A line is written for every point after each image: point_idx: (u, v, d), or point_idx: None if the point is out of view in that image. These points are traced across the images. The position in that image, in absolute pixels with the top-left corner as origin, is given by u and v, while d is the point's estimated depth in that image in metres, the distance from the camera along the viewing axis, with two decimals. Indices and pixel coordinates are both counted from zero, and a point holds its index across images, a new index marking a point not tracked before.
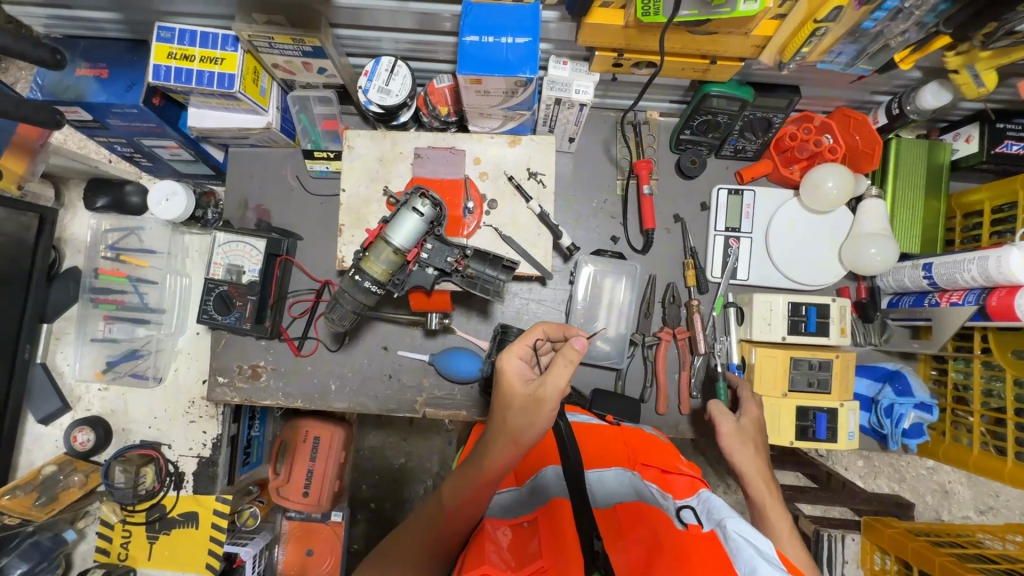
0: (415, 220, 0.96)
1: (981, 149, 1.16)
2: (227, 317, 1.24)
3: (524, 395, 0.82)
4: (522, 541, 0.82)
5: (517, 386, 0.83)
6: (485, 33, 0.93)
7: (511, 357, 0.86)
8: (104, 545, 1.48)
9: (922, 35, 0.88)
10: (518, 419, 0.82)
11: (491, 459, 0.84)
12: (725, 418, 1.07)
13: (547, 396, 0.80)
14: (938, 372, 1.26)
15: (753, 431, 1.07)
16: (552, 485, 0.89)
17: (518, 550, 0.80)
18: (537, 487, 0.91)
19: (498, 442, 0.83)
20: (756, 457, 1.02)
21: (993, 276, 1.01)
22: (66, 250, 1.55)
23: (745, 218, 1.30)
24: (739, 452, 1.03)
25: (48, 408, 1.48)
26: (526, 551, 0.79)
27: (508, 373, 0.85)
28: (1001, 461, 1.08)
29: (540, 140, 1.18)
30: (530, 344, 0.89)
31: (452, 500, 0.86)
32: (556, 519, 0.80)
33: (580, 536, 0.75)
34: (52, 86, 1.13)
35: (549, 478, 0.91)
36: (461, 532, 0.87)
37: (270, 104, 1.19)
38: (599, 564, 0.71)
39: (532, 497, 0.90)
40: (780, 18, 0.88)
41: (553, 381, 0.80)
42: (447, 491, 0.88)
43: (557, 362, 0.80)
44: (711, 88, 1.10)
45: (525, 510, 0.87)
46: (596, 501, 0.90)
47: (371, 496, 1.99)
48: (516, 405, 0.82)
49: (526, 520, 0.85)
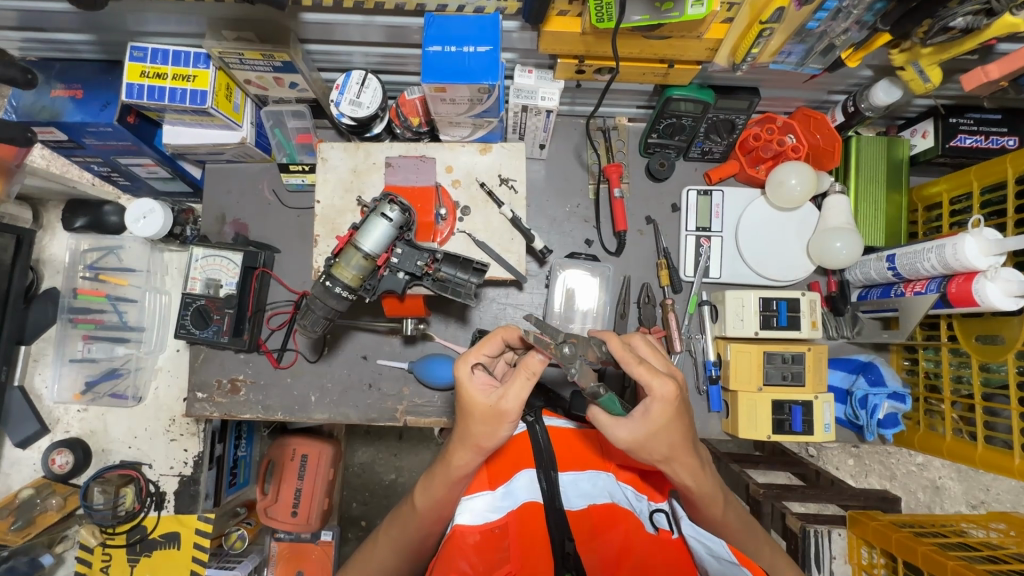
0: (384, 226, 0.98)
1: (937, 143, 1.20)
2: (204, 331, 1.24)
3: (486, 406, 0.82)
4: (490, 549, 0.83)
5: (478, 397, 0.82)
6: (448, 44, 0.96)
7: (467, 367, 0.85)
8: (83, 569, 1.46)
9: (864, 33, 0.92)
10: (481, 428, 0.83)
11: (457, 459, 0.86)
12: (624, 429, 0.82)
13: (508, 408, 0.81)
14: (910, 362, 1.28)
15: (665, 424, 0.81)
16: (526, 491, 0.89)
17: (488, 553, 0.82)
18: (512, 493, 0.90)
19: (462, 445, 0.85)
20: (679, 453, 0.85)
21: (951, 264, 1.04)
22: (45, 271, 1.55)
23: (715, 218, 1.33)
24: (656, 455, 0.84)
25: (26, 432, 1.46)
26: (496, 555, 0.82)
27: (466, 383, 0.85)
28: (973, 446, 1.10)
29: (510, 148, 1.21)
30: (489, 350, 0.89)
31: (427, 501, 0.91)
32: (528, 525, 0.84)
33: (553, 538, 0.82)
34: (27, 107, 1.15)
35: (523, 483, 0.91)
36: (434, 527, 0.94)
37: (244, 119, 1.22)
38: (570, 566, 0.78)
39: (507, 502, 0.88)
40: (729, 22, 0.93)
41: (515, 394, 0.81)
42: (420, 494, 0.92)
43: (518, 375, 0.80)
44: (672, 92, 1.14)
45: (498, 514, 0.87)
46: (570, 503, 0.90)
47: (361, 514, 1.96)
48: (477, 415, 0.82)
49: (498, 526, 0.85)
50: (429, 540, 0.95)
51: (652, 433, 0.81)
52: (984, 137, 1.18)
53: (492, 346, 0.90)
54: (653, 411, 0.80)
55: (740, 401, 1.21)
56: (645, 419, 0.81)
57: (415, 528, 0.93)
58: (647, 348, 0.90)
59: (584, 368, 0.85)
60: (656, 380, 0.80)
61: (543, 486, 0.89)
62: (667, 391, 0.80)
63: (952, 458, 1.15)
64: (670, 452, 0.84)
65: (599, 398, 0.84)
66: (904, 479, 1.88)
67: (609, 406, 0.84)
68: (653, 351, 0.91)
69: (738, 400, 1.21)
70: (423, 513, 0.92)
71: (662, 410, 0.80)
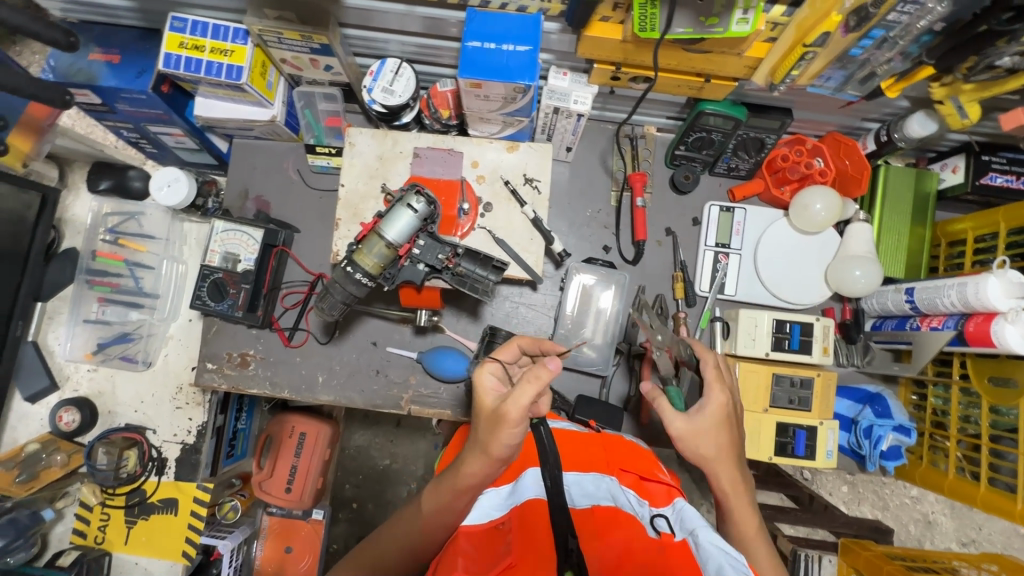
0: (410, 217, 0.98)
1: (967, 179, 1.19)
2: (219, 304, 1.26)
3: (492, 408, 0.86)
4: (492, 543, 0.81)
5: (489, 401, 0.88)
6: (487, 40, 0.96)
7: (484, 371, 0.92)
8: (81, 527, 1.48)
9: (907, 64, 0.91)
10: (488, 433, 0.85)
11: (468, 465, 0.88)
12: (679, 420, 0.91)
13: (510, 412, 0.82)
14: (918, 397, 1.27)
15: (716, 424, 0.92)
16: (533, 488, 0.87)
17: (490, 550, 0.79)
18: (519, 491, 0.88)
19: (474, 454, 0.87)
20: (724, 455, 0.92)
21: (971, 302, 1.03)
22: (66, 231, 1.57)
23: (736, 235, 1.32)
24: (701, 452, 0.91)
25: (36, 386, 1.49)
26: (498, 551, 0.79)
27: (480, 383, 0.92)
28: (976, 486, 1.10)
29: (537, 149, 1.21)
30: (505, 358, 0.95)
31: (434, 503, 0.92)
32: (531, 523, 0.81)
33: (556, 535, 0.76)
34: (64, 68, 1.16)
35: (530, 481, 0.89)
36: (437, 538, 0.92)
37: (276, 98, 1.22)
38: (573, 562, 0.73)
39: (512, 500, 0.88)
40: (772, 41, 0.92)
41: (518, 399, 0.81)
42: (427, 497, 0.94)
43: (524, 382, 0.82)
44: (705, 106, 1.14)
45: (501, 511, 0.87)
46: (574, 501, 0.89)
47: (353, 496, 1.99)
48: (484, 419, 0.87)
49: (504, 521, 0.85)
50: (431, 549, 0.94)
51: (705, 428, 0.91)
52: (1015, 177, 1.17)
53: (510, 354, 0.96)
54: (708, 411, 0.92)
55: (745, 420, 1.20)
56: (703, 414, 0.92)
57: (419, 528, 0.92)
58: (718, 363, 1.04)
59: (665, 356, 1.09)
60: (716, 389, 0.94)
61: (547, 484, 0.85)
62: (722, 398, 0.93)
63: (953, 496, 1.15)
64: (717, 453, 0.92)
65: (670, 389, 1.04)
66: (896, 511, 1.88)
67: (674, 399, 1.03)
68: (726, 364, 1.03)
69: (744, 419, 1.20)
70: (428, 517, 0.92)
71: (716, 412, 0.92)
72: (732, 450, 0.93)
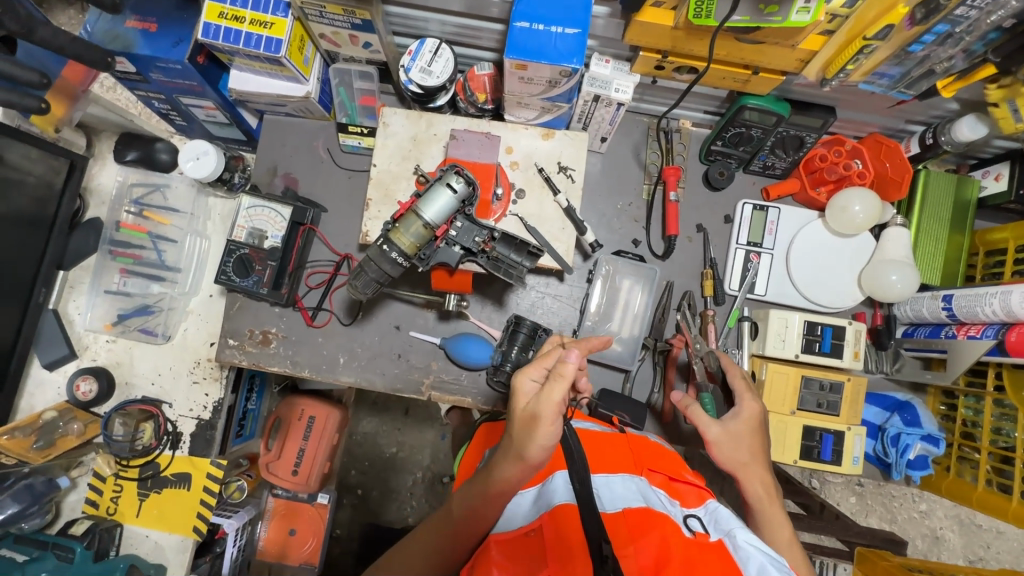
0: (448, 197, 0.97)
1: (1010, 188, 1.17)
2: (244, 280, 1.25)
3: (526, 408, 0.83)
4: (523, 555, 0.75)
5: (523, 403, 0.84)
6: (536, 21, 0.95)
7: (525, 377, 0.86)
8: (94, 498, 1.47)
9: (967, 63, 0.89)
10: (521, 435, 0.82)
11: (502, 471, 0.83)
12: (715, 427, 0.95)
13: (541, 410, 0.80)
14: (947, 407, 1.25)
15: (749, 431, 0.97)
16: (563, 492, 0.81)
17: (523, 562, 0.75)
18: (549, 495, 0.83)
19: (507, 458, 0.83)
20: (757, 461, 0.95)
21: (1015, 311, 1.02)
22: (91, 200, 1.57)
23: (768, 235, 1.30)
24: (735, 460, 0.94)
25: (54, 354, 1.48)
26: (531, 563, 0.74)
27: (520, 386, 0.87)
28: (1007, 500, 1.09)
29: (573, 137, 1.19)
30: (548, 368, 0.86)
31: (463, 508, 0.88)
32: (564, 528, 0.75)
33: (589, 542, 0.71)
34: (101, 34, 1.15)
35: (559, 485, 0.83)
36: (469, 543, 0.89)
37: (312, 74, 1.21)
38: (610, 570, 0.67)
39: (543, 506, 0.82)
40: (828, 34, 0.90)
41: (549, 396, 0.80)
42: (456, 501, 0.90)
43: (552, 379, 0.81)
44: (747, 100, 1.12)
45: (532, 518, 0.81)
46: (603, 506, 0.81)
47: (359, 482, 1.98)
48: (518, 421, 0.84)
49: (532, 529, 0.79)
50: (461, 555, 0.90)
51: (739, 434, 0.96)
52: None
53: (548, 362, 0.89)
54: (742, 417, 0.98)
55: (771, 421, 1.18)
56: (738, 420, 0.97)
57: (448, 529, 0.90)
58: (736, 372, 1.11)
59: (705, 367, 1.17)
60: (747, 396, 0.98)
61: (576, 487, 0.80)
62: (753, 407, 0.99)
63: (981, 509, 1.13)
64: (749, 459, 0.95)
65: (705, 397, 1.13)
66: (904, 524, 1.86)
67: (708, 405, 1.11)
68: None
69: (770, 421, 1.18)
70: (459, 520, 0.88)
71: (749, 418, 0.98)
72: (762, 457, 0.96)
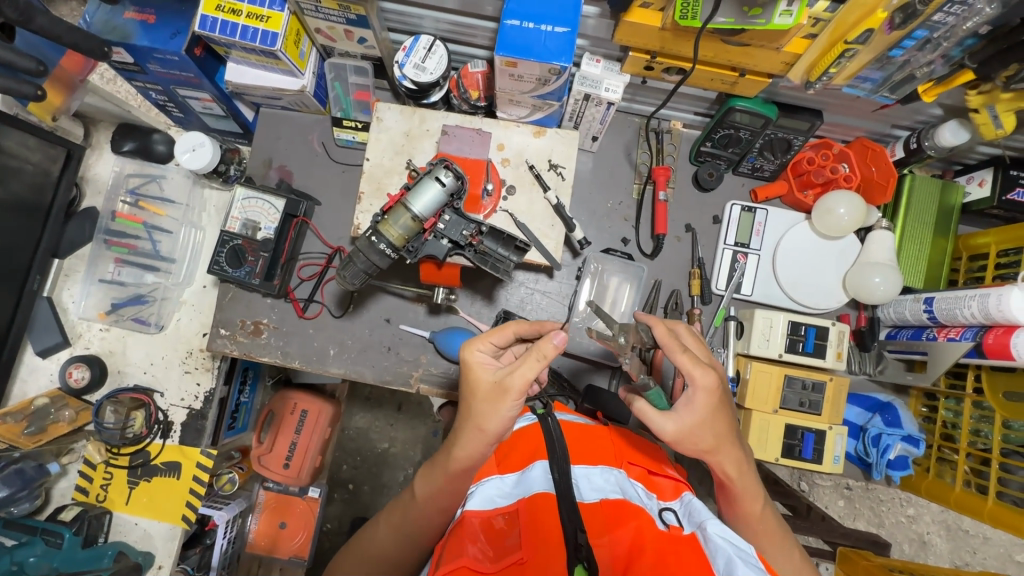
0: (436, 190, 0.99)
1: (993, 194, 1.19)
2: (237, 271, 1.27)
3: (491, 382, 0.84)
4: (498, 534, 0.78)
5: (485, 375, 0.85)
6: (527, 20, 0.96)
7: (474, 349, 0.88)
8: (84, 485, 1.48)
9: (946, 69, 0.92)
10: (483, 409, 0.84)
11: (463, 448, 0.86)
12: (669, 422, 0.82)
13: (512, 385, 0.82)
14: (928, 409, 1.27)
15: (709, 412, 0.82)
16: (541, 481, 0.83)
17: (497, 539, 0.78)
18: (526, 482, 0.86)
19: (465, 429, 0.85)
20: (723, 443, 0.85)
21: (992, 313, 1.03)
22: (87, 189, 1.58)
23: (755, 236, 1.32)
24: (700, 446, 0.84)
25: (48, 341, 1.49)
26: (506, 541, 0.77)
27: (472, 360, 0.87)
28: (983, 500, 1.11)
29: (564, 135, 1.21)
30: (498, 339, 0.90)
31: (426, 490, 0.92)
32: (538, 515, 0.77)
33: (564, 529, 0.73)
34: (100, 25, 1.17)
35: (538, 473, 0.86)
36: (435, 523, 0.94)
37: (308, 68, 1.23)
38: (583, 557, 0.70)
39: (519, 491, 0.85)
40: (812, 36, 0.92)
41: (522, 372, 0.81)
42: (420, 482, 0.93)
43: (529, 357, 0.81)
44: (736, 102, 1.14)
45: (507, 501, 0.84)
46: (581, 496, 0.83)
47: (350, 476, 1.99)
48: (482, 393, 0.85)
49: (507, 512, 0.82)
50: (430, 536, 0.96)
51: (695, 423, 0.82)
52: None
53: (502, 336, 0.90)
54: (696, 401, 0.82)
55: (754, 420, 1.20)
56: (690, 409, 0.82)
57: (418, 514, 0.93)
58: (692, 339, 0.90)
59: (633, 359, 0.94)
60: (698, 370, 0.81)
61: (555, 476, 0.82)
62: (709, 380, 0.81)
63: (958, 509, 1.15)
64: (715, 443, 0.84)
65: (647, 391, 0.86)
66: (892, 529, 1.86)
67: (656, 399, 0.86)
68: (697, 341, 0.90)
69: (752, 419, 1.20)
70: (423, 501, 0.92)
71: (706, 397, 0.82)
72: (729, 431, 0.85)
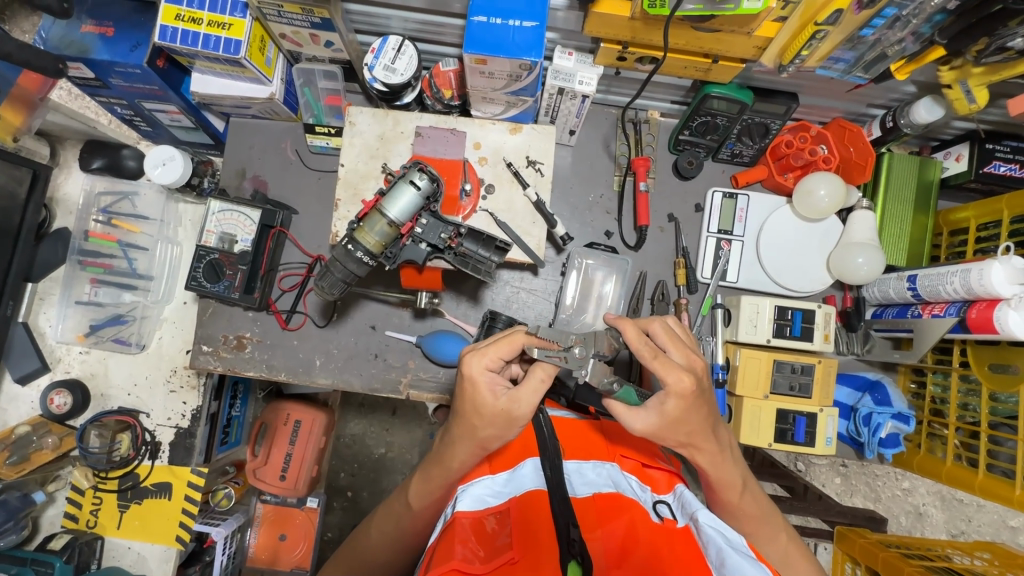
0: (412, 194, 0.98)
1: (970, 168, 1.19)
2: (215, 285, 1.24)
3: (498, 408, 0.81)
4: (489, 536, 0.75)
5: (492, 400, 0.81)
6: (494, 15, 0.94)
7: (482, 369, 0.82)
8: (73, 511, 1.46)
9: (917, 46, 0.92)
10: (487, 429, 0.83)
11: (456, 457, 0.87)
12: (640, 420, 0.82)
13: (520, 415, 0.82)
14: (917, 385, 1.28)
15: (681, 414, 0.80)
16: (532, 479, 0.83)
17: (488, 541, 0.74)
18: (517, 480, 0.85)
19: (466, 446, 0.85)
20: (699, 439, 0.83)
21: (974, 289, 1.04)
22: (57, 210, 1.54)
23: (738, 223, 1.31)
24: (675, 440, 0.84)
25: (26, 368, 1.46)
26: (495, 541, 0.74)
27: (477, 380, 0.82)
28: (974, 472, 1.12)
29: (540, 130, 1.19)
30: (504, 354, 0.84)
31: (419, 500, 0.93)
32: (530, 513, 0.76)
33: (557, 526, 0.72)
34: (57, 40, 1.13)
35: (528, 471, 0.85)
36: (429, 523, 0.96)
37: (275, 75, 1.20)
38: (576, 552, 0.67)
39: (510, 490, 0.83)
40: (782, 20, 0.92)
41: (527, 400, 0.82)
42: (413, 490, 0.94)
43: (534, 382, 0.83)
44: (711, 88, 1.13)
45: (499, 500, 0.82)
46: (574, 491, 0.83)
47: (348, 484, 1.97)
48: (488, 415, 0.82)
49: (499, 511, 0.80)
50: (422, 535, 0.99)
51: (666, 425, 0.81)
52: (1020, 166, 1.16)
53: (510, 350, 0.83)
54: (667, 405, 0.80)
55: (745, 407, 1.20)
56: (660, 412, 0.80)
57: (407, 524, 0.96)
58: (665, 334, 0.87)
59: (597, 365, 0.84)
60: (671, 375, 0.79)
61: (547, 473, 0.82)
62: (682, 385, 0.79)
63: (950, 483, 1.16)
64: (688, 439, 0.83)
65: (616, 392, 0.85)
66: (888, 502, 1.88)
67: (626, 397, 0.85)
68: (673, 336, 0.86)
69: (743, 406, 1.20)
70: (417, 510, 0.94)
71: (677, 400, 0.79)
72: (706, 428, 0.83)
